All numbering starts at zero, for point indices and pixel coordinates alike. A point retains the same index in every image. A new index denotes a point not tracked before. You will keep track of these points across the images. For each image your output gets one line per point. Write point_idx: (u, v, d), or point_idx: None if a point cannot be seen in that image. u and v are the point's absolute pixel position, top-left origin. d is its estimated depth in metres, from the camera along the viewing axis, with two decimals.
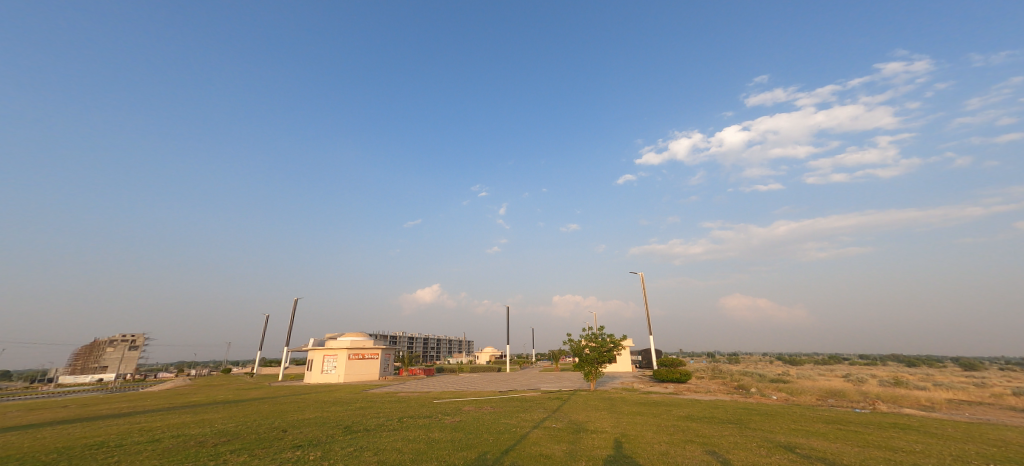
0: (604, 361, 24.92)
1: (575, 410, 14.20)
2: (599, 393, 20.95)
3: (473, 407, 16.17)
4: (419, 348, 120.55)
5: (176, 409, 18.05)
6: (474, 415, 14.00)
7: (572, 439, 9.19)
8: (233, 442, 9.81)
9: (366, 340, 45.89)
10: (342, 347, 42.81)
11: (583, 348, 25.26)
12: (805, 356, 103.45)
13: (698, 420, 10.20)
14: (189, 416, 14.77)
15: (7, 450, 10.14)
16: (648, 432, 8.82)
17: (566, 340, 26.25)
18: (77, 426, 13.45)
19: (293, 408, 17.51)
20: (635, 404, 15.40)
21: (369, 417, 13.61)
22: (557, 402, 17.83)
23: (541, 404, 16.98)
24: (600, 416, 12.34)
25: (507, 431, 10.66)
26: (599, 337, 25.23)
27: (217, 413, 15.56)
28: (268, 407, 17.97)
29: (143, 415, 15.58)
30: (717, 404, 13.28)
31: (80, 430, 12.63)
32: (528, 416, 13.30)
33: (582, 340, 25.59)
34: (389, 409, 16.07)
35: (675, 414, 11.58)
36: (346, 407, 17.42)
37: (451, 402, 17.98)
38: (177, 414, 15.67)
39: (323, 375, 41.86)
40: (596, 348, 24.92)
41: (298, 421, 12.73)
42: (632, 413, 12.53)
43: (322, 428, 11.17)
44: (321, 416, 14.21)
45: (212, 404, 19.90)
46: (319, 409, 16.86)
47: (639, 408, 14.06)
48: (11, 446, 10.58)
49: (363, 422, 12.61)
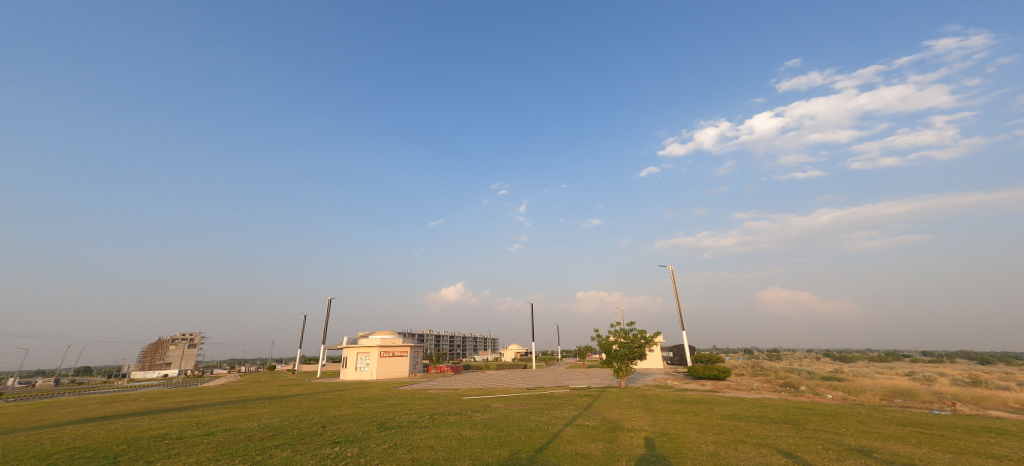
0: (635, 357, 24.13)
1: (608, 408, 13.72)
2: (632, 390, 20.28)
3: (503, 405, 15.97)
4: (447, 346, 122.53)
5: (223, 404, 18.88)
6: (505, 413, 13.79)
7: (608, 437, 8.77)
8: (277, 437, 9.92)
9: (396, 338, 46.90)
10: (373, 345, 43.93)
11: (612, 344, 24.60)
12: (853, 352, 97.28)
13: (745, 419, 9.55)
14: (234, 411, 15.37)
15: (82, 441, 10.75)
16: (692, 431, 8.30)
17: (594, 336, 25.68)
18: (142, 419, 14.17)
19: (329, 404, 17.93)
20: (671, 402, 14.74)
21: (402, 414, 13.67)
22: (588, 399, 17.38)
23: (572, 401, 16.60)
24: (636, 414, 11.83)
25: (539, 428, 10.35)
26: (629, 333, 24.45)
27: (260, 408, 16.13)
28: (306, 403, 18.49)
29: (193, 410, 16.35)
30: (763, 403, 12.47)
31: (137, 422, 13.34)
32: (560, 413, 12.96)
33: (611, 336, 24.90)
34: (420, 406, 16.14)
35: (717, 412, 10.91)
36: (379, 403, 17.66)
37: (481, 399, 17.87)
38: (223, 409, 16.34)
39: (357, 372, 43.14)
40: (626, 344, 24.17)
41: (335, 417, 12.95)
42: (670, 411, 11.94)
43: (357, 425, 11.26)
44: (356, 413, 14.43)
45: (255, 400, 20.73)
46: (354, 405, 17.19)
47: (677, 405, 13.42)
48: (83, 436, 11.35)
49: (396, 418, 12.68)
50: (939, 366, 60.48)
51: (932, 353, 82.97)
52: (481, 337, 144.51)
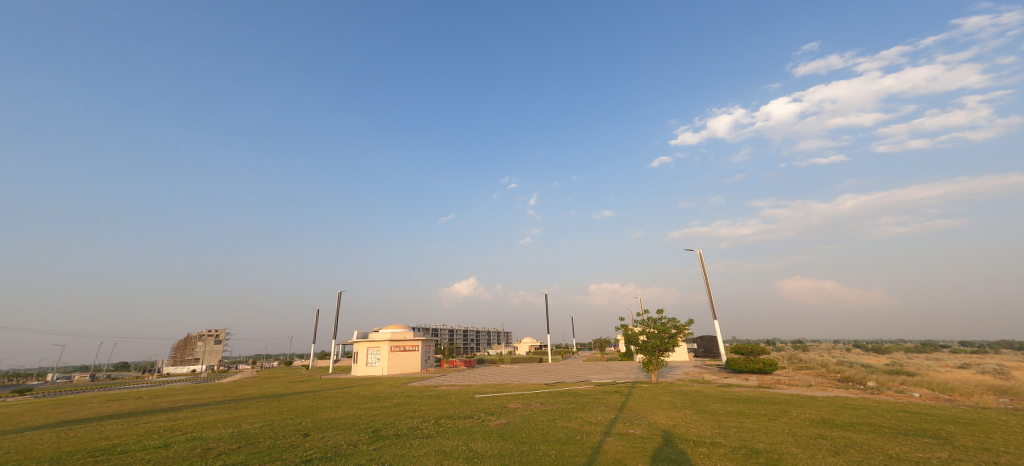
0: (668, 349, 21.63)
1: (648, 409, 11.54)
2: (665, 386, 18.02)
3: (522, 405, 13.93)
4: (460, 340, 121.95)
5: (219, 403, 17.32)
6: (524, 416, 11.69)
7: (670, 454, 6.48)
8: (241, 451, 7.51)
9: (408, 333, 45.35)
10: (384, 339, 42.39)
11: (639, 335, 22.17)
12: (885, 343, 92.76)
13: (851, 429, 7.20)
14: (224, 412, 13.70)
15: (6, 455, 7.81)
16: (791, 448, 6.04)
17: (619, 326, 23.36)
18: (112, 423, 11.36)
19: (331, 403, 16.22)
20: (721, 400, 12.46)
21: (405, 418, 11.66)
22: (618, 397, 15.13)
23: (602, 400, 14.39)
24: (689, 418, 9.55)
25: (570, 440, 8.15)
26: (658, 322, 21.92)
27: (253, 408, 14.47)
28: (307, 402, 16.83)
29: (182, 410, 14.77)
30: (848, 406, 10.11)
31: (109, 423, 11.71)
32: (591, 417, 10.76)
33: (638, 326, 22.49)
34: (428, 407, 14.14)
35: (800, 417, 8.58)
36: (383, 404, 15.77)
37: (497, 398, 15.83)
38: (214, 409, 14.74)
39: (367, 367, 41.72)
40: (655, 334, 21.70)
41: (326, 422, 11.02)
42: (731, 414, 9.65)
43: (344, 434, 9.20)
44: (354, 415, 12.53)
45: (254, 398, 19.13)
46: (355, 405, 15.29)
47: (732, 406, 11.16)
48: (22, 447, 8.41)
49: (395, 424, 10.63)
50: (988, 357, 56.49)
51: (974, 340, 78.28)
52: (494, 330, 143.31)
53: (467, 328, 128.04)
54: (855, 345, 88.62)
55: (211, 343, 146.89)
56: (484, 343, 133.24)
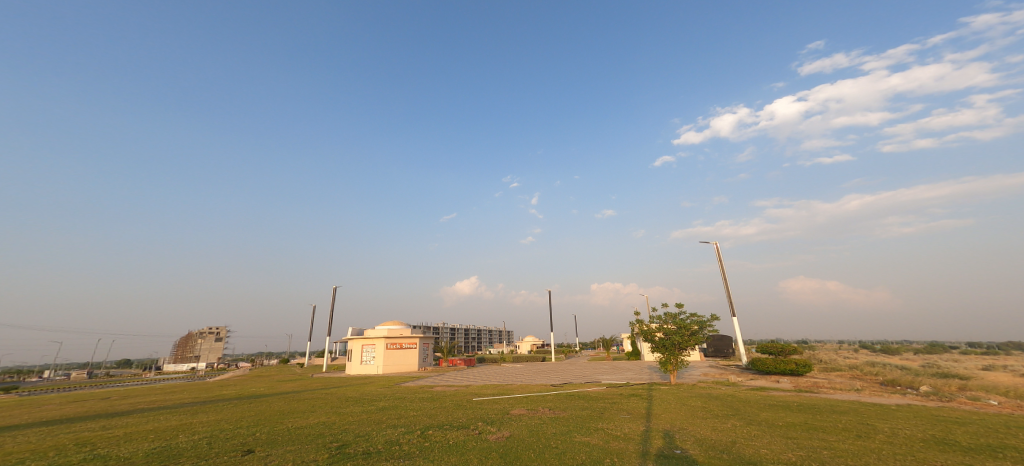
0: (689, 347, 19.44)
1: (682, 418, 9.50)
2: (689, 390, 15.89)
3: (528, 411, 11.89)
4: (461, 338, 120.45)
5: (184, 406, 15.36)
6: (531, 428, 9.60)
7: None
8: None
9: (404, 329, 43.27)
10: (380, 336, 40.32)
11: (658, 332, 19.94)
12: (895, 344, 90.50)
13: (1008, 461, 5.04)
14: (177, 418, 11.70)
15: None
16: None
17: (633, 322, 21.21)
18: (28, 434, 9.36)
19: (309, 406, 14.26)
20: (768, 407, 10.40)
21: (386, 429, 9.55)
22: (639, 403, 13.01)
23: (621, 406, 12.29)
24: (744, 431, 7.47)
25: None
26: (678, 317, 19.68)
27: (215, 413, 12.53)
28: (282, 405, 14.86)
29: (134, 415, 12.77)
30: (948, 421, 7.94)
31: (26, 432, 9.68)
32: (615, 430, 8.64)
33: (655, 322, 20.29)
34: (417, 413, 12.07)
35: (902, 436, 6.45)
36: (367, 407, 13.71)
37: (498, 402, 13.80)
38: (170, 414, 12.76)
39: (361, 366, 39.59)
40: (675, 330, 19.49)
41: (287, 433, 8.97)
42: (798, 427, 7.55)
43: (298, 451, 7.13)
44: (327, 422, 10.52)
45: (227, 400, 17.16)
46: (333, 410, 13.22)
47: (790, 414, 9.08)
48: None
49: (371, 437, 8.54)
50: (1007, 358, 53.95)
51: (983, 342, 76.03)
52: (495, 329, 141.17)
53: (468, 327, 125.81)
54: (860, 345, 86.86)
55: (212, 340, 145.86)
56: (485, 342, 131.54)
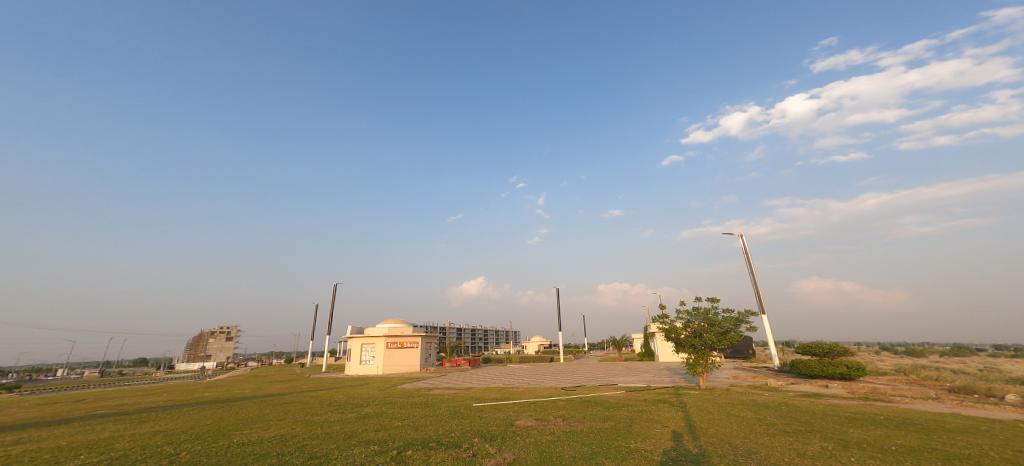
0: (721, 347, 17.03)
1: (741, 436, 7.22)
2: (726, 396, 13.54)
3: (537, 423, 9.66)
4: (468, 339, 118.62)
5: (144, 412, 13.52)
6: (541, 448, 7.39)
7: None
8: None
9: (405, 328, 41.22)
10: (380, 335, 38.37)
11: (684, 330, 17.56)
12: (918, 346, 86.71)
13: None
14: (114, 430, 9.78)
15: None
16: None
17: (656, 318, 18.93)
18: None
19: (281, 412, 12.31)
20: (846, 421, 8.06)
21: (352, 449, 7.40)
22: (672, 412, 10.73)
23: (650, 418, 10.02)
24: (851, 461, 5.15)
25: None
26: (708, 314, 17.24)
27: (166, 421, 10.62)
28: (253, 410, 12.93)
29: (71, 425, 10.92)
30: None
31: None
32: (657, 455, 6.37)
33: (681, 319, 17.94)
34: (400, 424, 9.94)
35: None
36: (345, 415, 11.61)
37: (500, 410, 11.64)
38: (113, 423, 10.85)
39: (360, 366, 37.66)
40: (706, 327, 17.12)
41: (221, 455, 6.88)
42: (932, 455, 5.21)
43: None
44: (286, 436, 8.43)
45: (197, 404, 15.31)
46: (302, 418, 11.13)
47: (892, 434, 6.74)
48: None
49: (326, 462, 6.42)
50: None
51: (1011, 345, 72.46)
52: (501, 329, 139.37)
53: (475, 327, 123.86)
54: (881, 347, 83.11)
55: (218, 340, 145.82)
56: (491, 343, 129.65)
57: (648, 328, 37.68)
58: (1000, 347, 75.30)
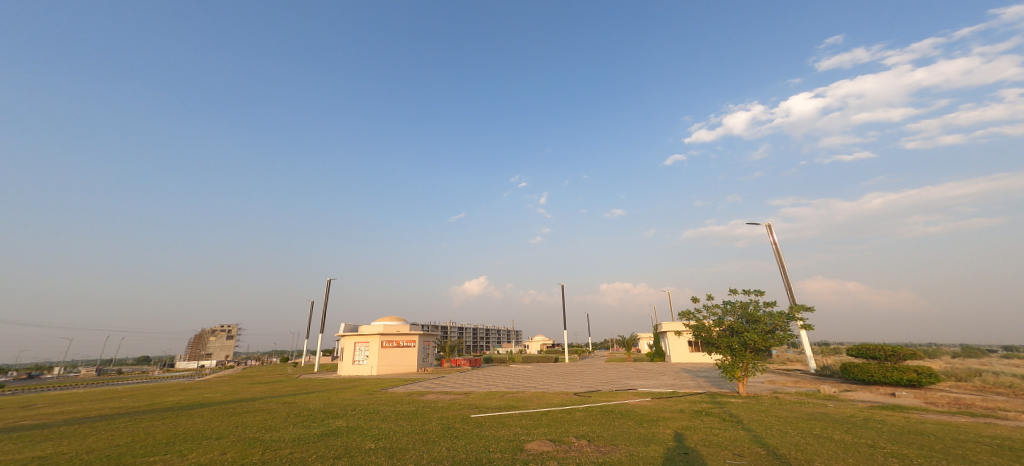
0: (763, 348, 14.48)
1: None
2: (782, 406, 11.03)
3: (555, 449, 7.12)
4: (469, 338, 116.48)
5: (72, 421, 11.11)
6: None
7: None
8: None
9: (402, 325, 38.85)
10: (374, 333, 35.98)
11: (717, 328, 15.10)
12: (928, 347, 84.39)
13: None
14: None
15: None
16: None
17: (682, 315, 16.43)
18: None
19: (232, 425, 9.87)
20: (1014, 457, 5.53)
21: None
22: (729, 431, 8.21)
23: (707, 441, 7.47)
24: None
25: None
26: (745, 309, 14.74)
27: (74, 438, 8.21)
28: (202, 421, 10.49)
29: None
30: None
31: None
32: None
33: (713, 315, 15.46)
34: (373, 448, 7.41)
35: None
36: (310, 432, 9.11)
37: (507, 425, 9.15)
38: (9, 440, 8.43)
39: (354, 366, 35.30)
40: (745, 325, 14.60)
41: None
42: None
43: None
44: None
45: (145, 412, 12.89)
46: (250, 435, 8.58)
47: None
48: None
49: None
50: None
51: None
52: (503, 329, 136.96)
53: (476, 326, 121.33)
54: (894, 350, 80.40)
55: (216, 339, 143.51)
56: (492, 342, 127.34)
57: (661, 327, 35.07)
58: (1013, 348, 73.22)
